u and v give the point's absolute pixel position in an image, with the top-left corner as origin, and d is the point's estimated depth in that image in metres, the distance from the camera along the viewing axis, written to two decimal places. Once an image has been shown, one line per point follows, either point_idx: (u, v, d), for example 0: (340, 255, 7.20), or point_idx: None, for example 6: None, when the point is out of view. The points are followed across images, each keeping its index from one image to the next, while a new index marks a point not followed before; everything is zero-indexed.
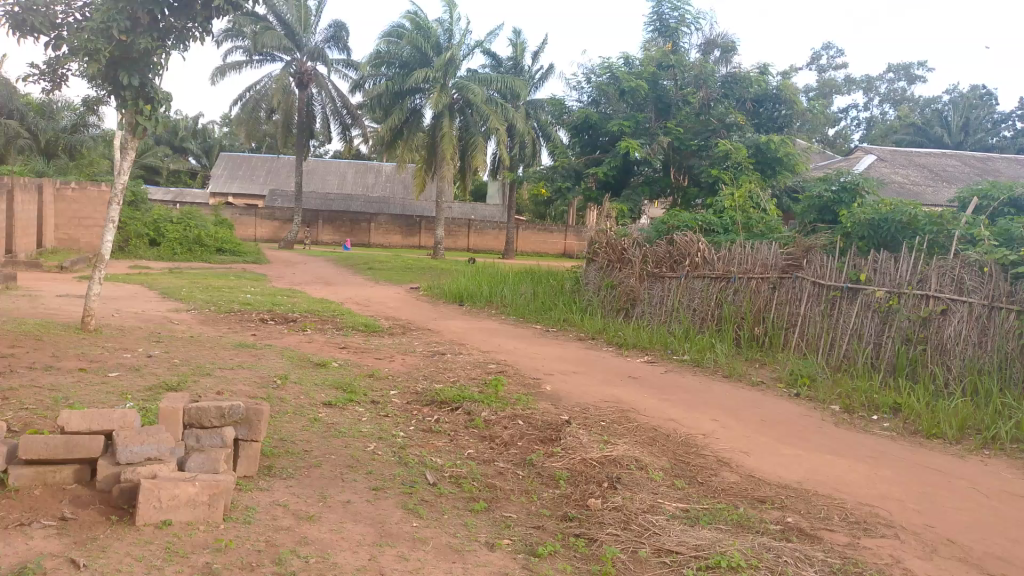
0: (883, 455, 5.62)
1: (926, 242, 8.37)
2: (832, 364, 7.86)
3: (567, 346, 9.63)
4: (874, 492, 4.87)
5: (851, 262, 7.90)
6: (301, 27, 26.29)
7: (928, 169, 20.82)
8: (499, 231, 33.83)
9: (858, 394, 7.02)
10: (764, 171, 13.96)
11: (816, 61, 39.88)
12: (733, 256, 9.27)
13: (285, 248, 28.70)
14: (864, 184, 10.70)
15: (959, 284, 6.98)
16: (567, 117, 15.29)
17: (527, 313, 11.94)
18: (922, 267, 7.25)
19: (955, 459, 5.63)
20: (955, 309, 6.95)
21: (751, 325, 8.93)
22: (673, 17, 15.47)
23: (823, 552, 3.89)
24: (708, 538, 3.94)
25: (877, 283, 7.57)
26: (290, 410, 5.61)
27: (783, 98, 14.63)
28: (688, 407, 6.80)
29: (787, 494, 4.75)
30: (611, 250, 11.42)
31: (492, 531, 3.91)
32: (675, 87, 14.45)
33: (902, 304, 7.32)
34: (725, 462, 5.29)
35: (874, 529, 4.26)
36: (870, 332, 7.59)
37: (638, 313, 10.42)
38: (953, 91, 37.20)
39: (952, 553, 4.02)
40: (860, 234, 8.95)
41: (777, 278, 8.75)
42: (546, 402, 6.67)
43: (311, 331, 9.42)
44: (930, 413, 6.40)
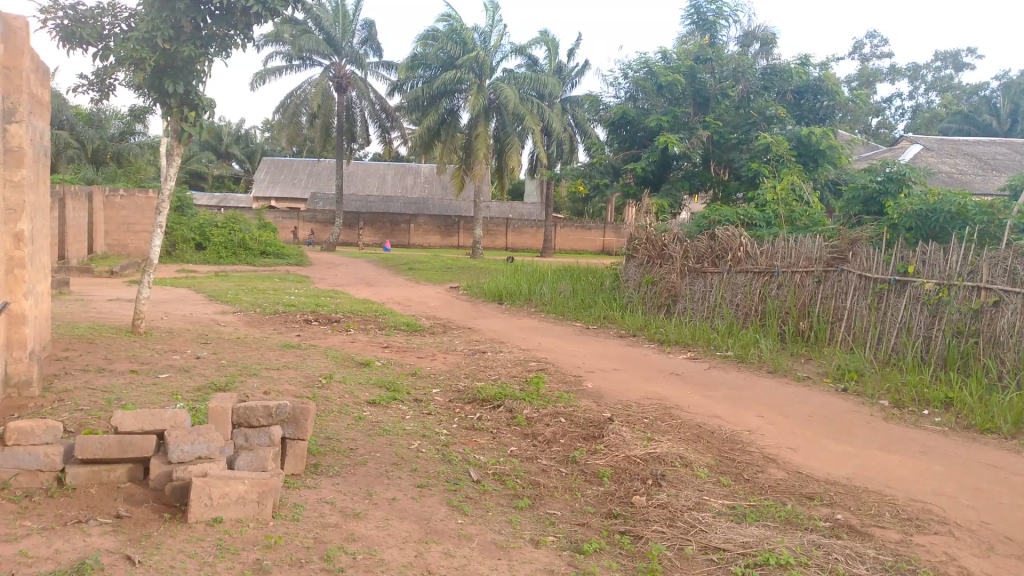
0: (935, 451, 5.48)
1: (977, 233, 8.11)
2: (880, 358, 7.72)
3: (608, 343, 9.58)
4: (927, 488, 4.75)
5: (898, 253, 7.74)
6: (338, 30, 26.58)
7: (976, 158, 20.26)
8: (536, 229, 33.85)
9: (908, 388, 6.86)
10: (807, 164, 13.69)
11: (858, 50, 39.03)
12: (777, 250, 9.14)
13: (327, 249, 29.06)
14: (910, 174, 10.42)
15: (1013, 275, 6.71)
16: (604, 113, 15.17)
17: (566, 310, 11.91)
18: (973, 258, 7.05)
19: (1011, 454, 5.46)
20: (1008, 301, 6.70)
21: (796, 319, 8.80)
22: (710, 10, 15.26)
23: (875, 549, 3.82)
24: (756, 535, 3.89)
25: (926, 275, 7.38)
26: (335, 409, 5.68)
27: (825, 89, 14.30)
28: (732, 403, 6.71)
29: (836, 490, 4.67)
30: (651, 246, 11.32)
31: (537, 529, 3.91)
32: (714, 80, 14.26)
33: (952, 296, 7.12)
34: (771, 459, 5.22)
35: (928, 527, 4.16)
36: (920, 325, 7.41)
37: (680, 309, 10.32)
38: (1002, 77, 36.09)
39: (1011, 551, 3.90)
40: (908, 226, 8.68)
41: (822, 271, 8.59)
42: (587, 399, 6.66)
43: (354, 331, 9.54)
44: (984, 407, 6.21)
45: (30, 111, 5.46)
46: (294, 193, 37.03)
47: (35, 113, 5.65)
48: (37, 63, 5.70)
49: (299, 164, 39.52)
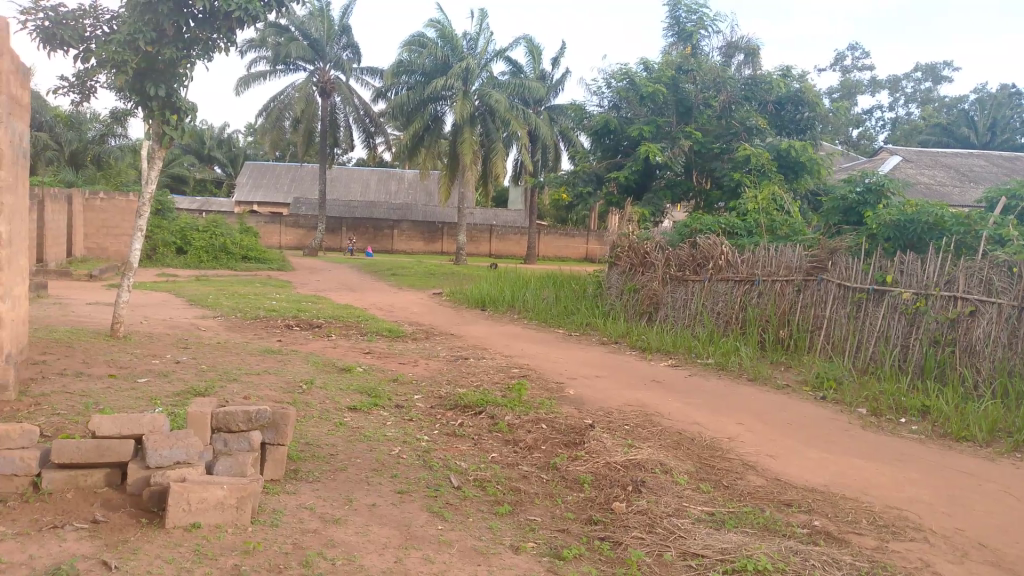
0: (910, 459, 5.54)
1: (954, 244, 8.20)
2: (858, 366, 7.78)
3: (591, 351, 9.60)
4: (903, 495, 4.80)
5: (877, 263, 7.84)
6: (324, 37, 26.54)
7: (954, 170, 20.53)
8: (520, 236, 33.92)
9: (886, 397, 6.93)
10: (786, 174, 13.83)
11: (840, 62, 39.41)
12: (757, 259, 9.23)
13: (309, 255, 28.92)
14: (889, 185, 10.56)
15: (988, 286, 6.82)
16: (588, 122, 15.21)
17: (549, 317, 11.92)
18: (950, 268, 7.14)
19: (985, 462, 5.52)
20: (983, 311, 6.81)
21: (776, 328, 8.86)
22: (691, 20, 15.46)
23: (852, 556, 3.86)
24: (734, 541, 3.92)
25: (903, 284, 7.47)
26: (315, 414, 5.66)
27: (805, 100, 14.46)
28: (713, 411, 6.74)
29: (814, 497, 4.71)
30: (633, 254, 11.37)
31: (517, 535, 3.91)
32: (696, 91, 14.37)
33: (930, 306, 7.19)
34: (751, 466, 5.25)
35: (904, 533, 4.21)
36: (897, 334, 7.49)
37: (661, 316, 10.37)
38: (980, 90, 36.59)
39: (984, 557, 3.96)
40: (886, 236, 8.79)
41: (802, 280, 8.68)
42: (569, 406, 6.67)
43: (336, 337, 9.51)
44: (960, 415, 6.28)
45: (9, 113, 5.41)
46: (276, 198, 36.85)
47: (14, 115, 5.61)
48: (17, 64, 5.65)
49: (282, 169, 39.37)
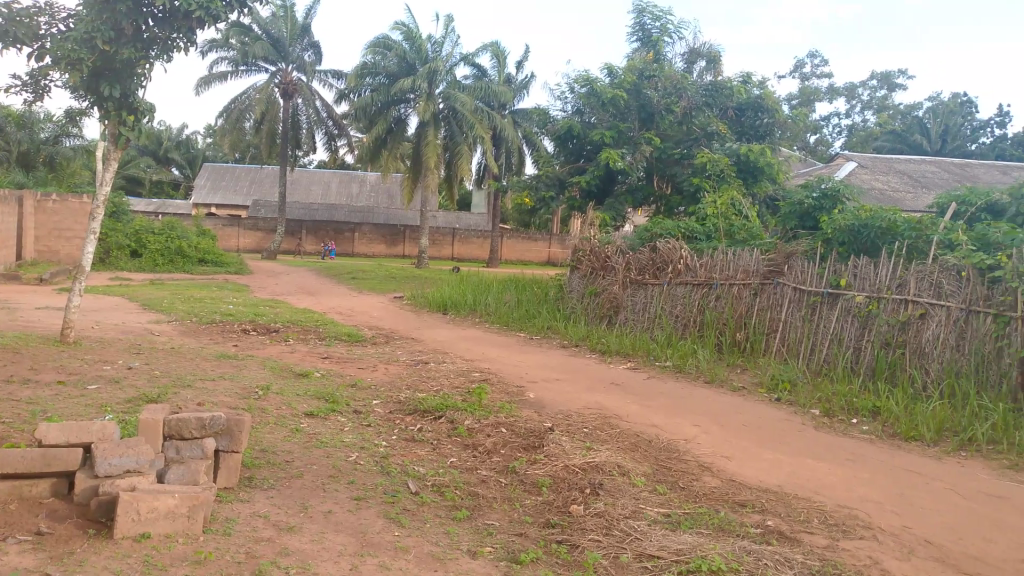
0: (861, 458, 5.65)
1: (906, 248, 8.37)
2: (812, 368, 7.92)
3: (552, 354, 9.64)
4: (854, 495, 4.89)
5: (831, 267, 8.00)
6: (286, 37, 26.25)
7: (908, 176, 21.03)
8: (482, 239, 33.90)
9: (838, 398, 7.06)
10: (746, 180, 14.02)
11: (799, 69, 40.08)
12: (715, 263, 9.36)
13: (269, 258, 28.54)
14: (844, 191, 10.75)
15: (937, 289, 6.95)
16: (552, 126, 15.29)
17: (510, 321, 11.93)
18: (901, 272, 7.32)
19: (933, 461, 5.65)
20: (933, 313, 6.94)
21: (732, 331, 8.98)
22: (655, 27, 15.61)
23: (803, 554, 3.92)
24: (689, 542, 3.96)
25: (857, 288, 7.63)
26: (271, 421, 5.58)
27: (765, 107, 14.67)
28: (671, 413, 6.80)
29: (768, 497, 4.78)
30: (595, 258, 11.45)
31: (474, 540, 3.91)
32: (658, 96, 14.52)
33: (881, 308, 7.36)
34: (707, 467, 5.31)
35: (854, 531, 4.30)
36: (850, 336, 7.64)
37: (621, 320, 10.46)
38: (933, 98, 37.54)
39: (930, 553, 4.05)
40: (841, 240, 8.98)
41: (758, 284, 8.81)
42: (529, 409, 6.68)
43: (293, 342, 9.39)
44: (909, 416, 6.40)
45: None
46: (236, 201, 36.32)
47: None
48: None
49: (241, 171, 38.83)
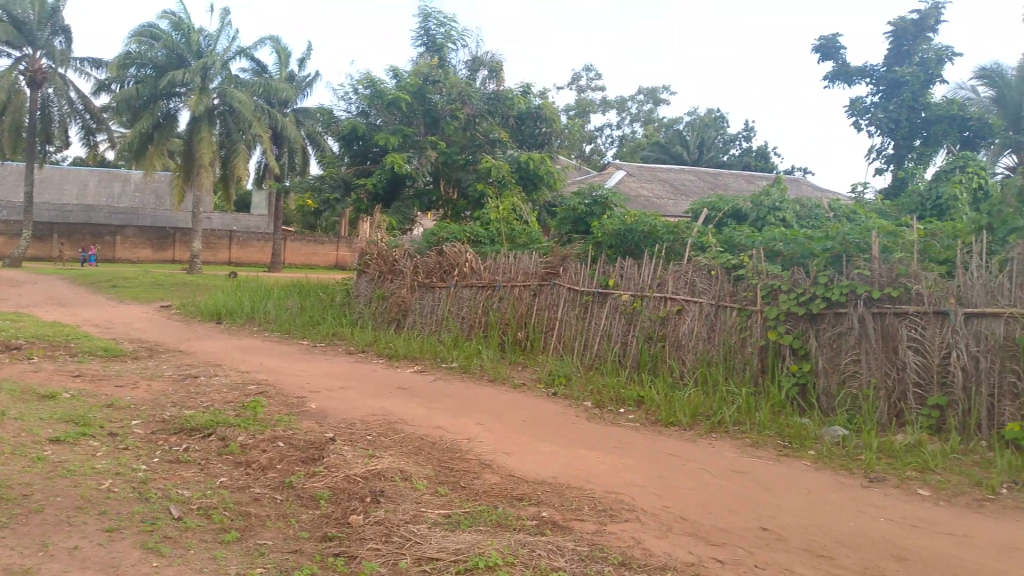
0: (627, 445, 6.06)
1: (665, 250, 9.08)
2: (585, 363, 8.38)
3: (335, 361, 9.42)
4: (621, 480, 5.22)
5: (601, 268, 8.54)
6: (32, 19, 23.46)
7: (669, 184, 22.97)
8: (264, 243, 32.41)
9: (608, 390, 7.51)
10: (526, 186, 14.55)
11: (576, 81, 42.39)
12: (498, 266, 9.66)
13: (11, 266, 25.32)
14: (613, 198, 11.48)
15: (692, 287, 7.62)
16: (335, 127, 14.96)
17: (293, 328, 11.51)
18: (661, 272, 7.95)
19: (688, 443, 6.17)
20: (688, 309, 7.58)
21: (514, 330, 9.28)
22: (440, 33, 15.78)
23: (573, 542, 4.14)
24: (467, 541, 4.03)
25: (624, 287, 8.21)
26: (6, 451, 4.94)
27: (544, 117, 15.31)
28: (455, 414, 6.90)
29: (543, 489, 4.99)
30: (382, 261, 11.38)
31: (244, 562, 3.71)
32: (442, 102, 14.68)
33: (645, 305, 7.96)
34: (487, 465, 5.44)
35: (619, 515, 4.60)
36: (618, 332, 8.17)
37: (409, 323, 10.48)
38: (691, 114, 41.32)
39: (684, 529, 4.42)
40: (609, 243, 9.63)
41: (537, 285, 9.20)
42: (309, 420, 6.47)
43: (38, 360, 8.39)
44: (668, 403, 6.93)
45: None
46: None
47: None
48: None
49: None
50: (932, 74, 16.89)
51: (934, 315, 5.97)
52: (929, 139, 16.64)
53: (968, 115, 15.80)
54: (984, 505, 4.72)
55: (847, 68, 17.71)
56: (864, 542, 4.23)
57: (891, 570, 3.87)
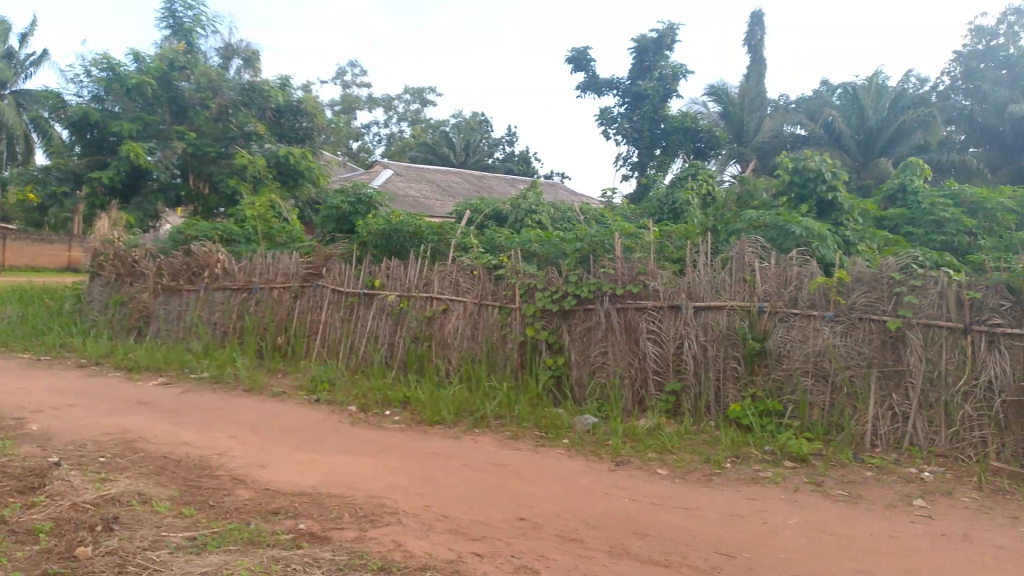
0: (391, 447, 5.98)
1: (430, 250, 9.09)
2: (351, 366, 8.19)
3: (63, 376, 8.40)
4: (382, 483, 5.13)
5: (367, 268, 8.42)
6: None
7: (436, 185, 23.24)
8: None
9: (373, 393, 7.37)
10: (286, 183, 13.85)
11: (342, 77, 41.53)
12: (255, 266, 9.19)
13: None
14: (377, 197, 11.33)
15: (456, 286, 7.75)
16: (63, 112, 13.41)
17: (11, 339, 10.17)
18: (427, 272, 7.99)
19: (451, 440, 6.19)
20: (453, 308, 7.67)
21: (273, 335, 8.86)
22: (187, 16, 14.70)
23: (331, 552, 4.00)
24: (214, 563, 3.75)
25: (389, 288, 8.15)
26: None
27: (303, 110, 14.55)
28: (206, 428, 6.42)
29: (301, 501, 4.78)
30: (119, 263, 10.37)
31: None
32: (191, 90, 13.80)
33: (411, 306, 7.95)
34: (240, 480, 5.12)
35: (381, 519, 4.50)
36: (384, 333, 8.08)
37: (153, 331, 9.74)
38: (457, 116, 42.14)
39: (446, 527, 4.41)
40: (375, 243, 9.40)
41: (298, 287, 8.88)
42: (28, 445, 5.69)
43: None
44: (433, 402, 6.90)
45: None
46: None
47: None
48: None
49: None
50: (670, 89, 18.37)
51: (669, 308, 6.53)
52: (667, 150, 18.70)
53: (699, 128, 18.70)
54: (713, 479, 5.24)
55: (595, 79, 19.14)
56: (612, 522, 4.49)
57: (635, 548, 4.13)
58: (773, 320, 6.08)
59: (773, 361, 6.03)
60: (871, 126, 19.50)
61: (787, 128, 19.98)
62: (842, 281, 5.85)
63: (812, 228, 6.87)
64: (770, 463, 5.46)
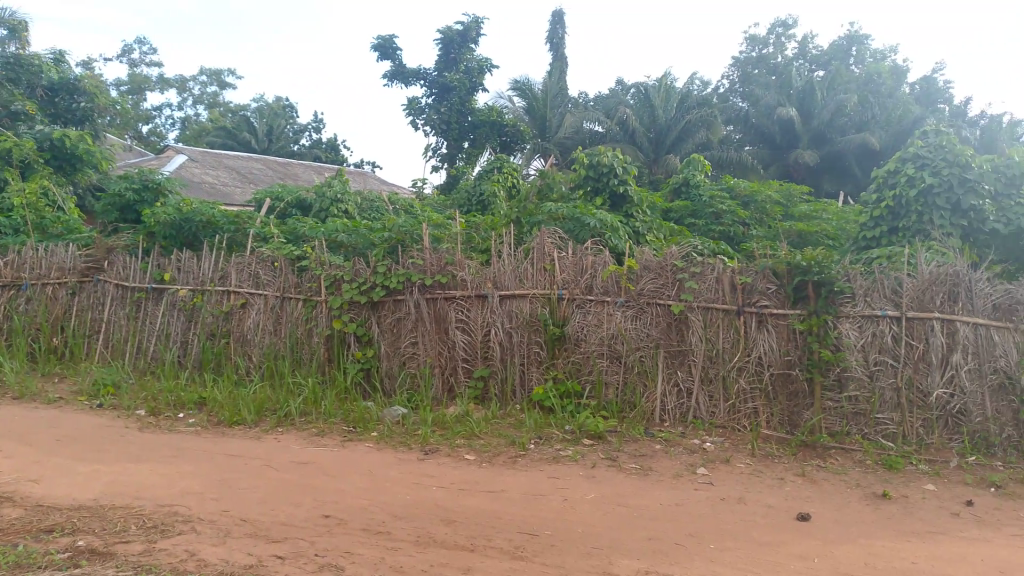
0: (185, 451, 5.62)
1: (225, 242, 8.30)
2: (139, 367, 7.77)
3: None
4: (174, 491, 4.81)
5: (155, 261, 8.04)
6: None
7: None
8: None
9: (165, 396, 6.90)
10: (62, 168, 12.44)
11: None
12: (25, 261, 8.56)
13: None
14: (167, 183, 10.44)
15: (256, 280, 7.47)
16: None
17: None
18: (223, 264, 7.67)
19: (252, 440, 5.92)
20: (252, 302, 7.42)
21: (48, 336, 8.27)
22: None
23: (114, 568, 3.71)
24: None
25: (180, 281, 7.82)
26: None
27: (81, 89, 13.31)
28: None
29: (80, 515, 4.39)
30: None
31: None
32: None
33: (206, 300, 7.63)
34: (6, 499, 4.61)
35: (172, 528, 4.23)
36: (177, 330, 7.74)
37: None
38: None
39: (244, 530, 4.22)
40: (163, 234, 8.48)
41: (76, 282, 8.36)
42: None
43: None
44: (232, 402, 6.56)
45: None
46: None
47: None
48: None
49: None
50: (474, 81, 19.76)
51: (476, 297, 6.66)
52: (474, 142, 19.71)
53: (505, 122, 19.48)
54: (518, 461, 5.40)
55: (402, 68, 19.75)
56: (419, 512, 4.50)
57: (440, 534, 4.16)
58: (571, 306, 6.37)
59: (572, 345, 6.32)
60: (661, 125, 20.78)
61: (586, 126, 20.80)
62: (632, 269, 6.24)
63: (605, 220, 7.28)
64: (571, 441, 5.72)
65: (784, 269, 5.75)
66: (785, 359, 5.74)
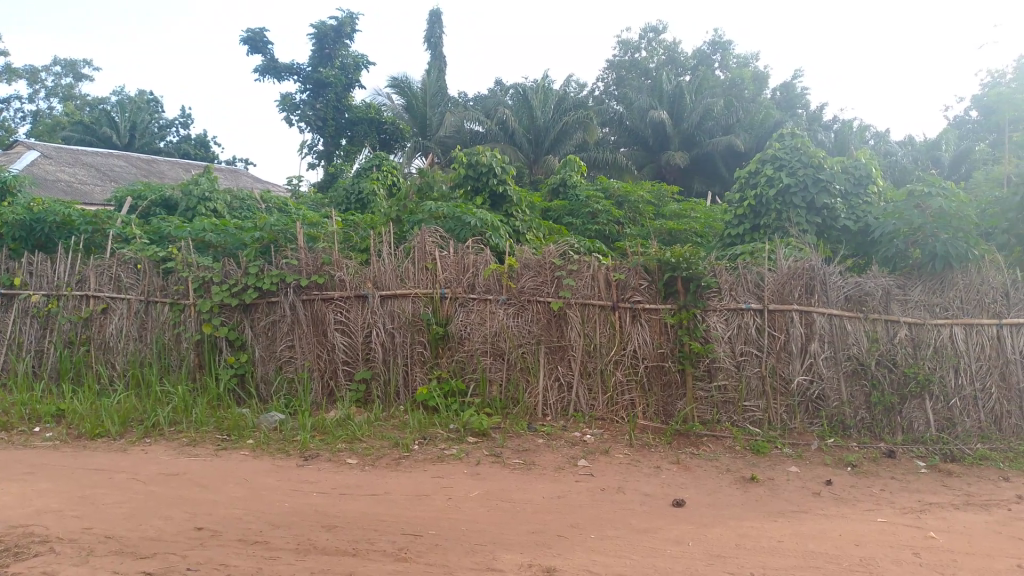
0: (41, 468, 5.25)
1: (82, 243, 7.80)
2: None
3: None
4: (28, 510, 4.48)
5: (3, 266, 7.61)
6: None
7: None
8: None
9: (18, 409, 6.44)
10: None
11: None
12: None
13: None
14: (14, 181, 9.72)
15: (117, 282, 7.13)
16: None
17: None
18: (80, 267, 7.27)
19: (117, 453, 5.60)
20: (114, 307, 7.09)
21: None
22: None
23: None
24: None
25: (33, 286, 7.40)
26: None
27: None
28: None
29: None
30: None
31: None
32: None
33: (62, 306, 7.24)
34: None
35: (27, 550, 3.93)
36: (30, 340, 7.30)
37: None
38: None
39: (108, 548, 3.98)
40: (11, 235, 7.83)
41: None
42: None
43: None
44: (94, 413, 6.20)
45: None
46: None
47: None
48: None
49: None
50: (350, 78, 19.63)
51: (356, 298, 6.57)
52: (352, 139, 19.54)
53: (383, 120, 19.43)
54: (401, 462, 5.36)
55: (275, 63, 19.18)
56: (298, 519, 4.39)
57: (321, 540, 4.07)
58: (454, 305, 6.37)
59: (455, 344, 6.32)
60: (539, 126, 21.00)
61: (466, 126, 20.96)
62: (513, 267, 6.32)
63: (485, 219, 7.35)
64: (455, 440, 5.74)
65: (655, 266, 5.99)
66: (659, 352, 6.00)
